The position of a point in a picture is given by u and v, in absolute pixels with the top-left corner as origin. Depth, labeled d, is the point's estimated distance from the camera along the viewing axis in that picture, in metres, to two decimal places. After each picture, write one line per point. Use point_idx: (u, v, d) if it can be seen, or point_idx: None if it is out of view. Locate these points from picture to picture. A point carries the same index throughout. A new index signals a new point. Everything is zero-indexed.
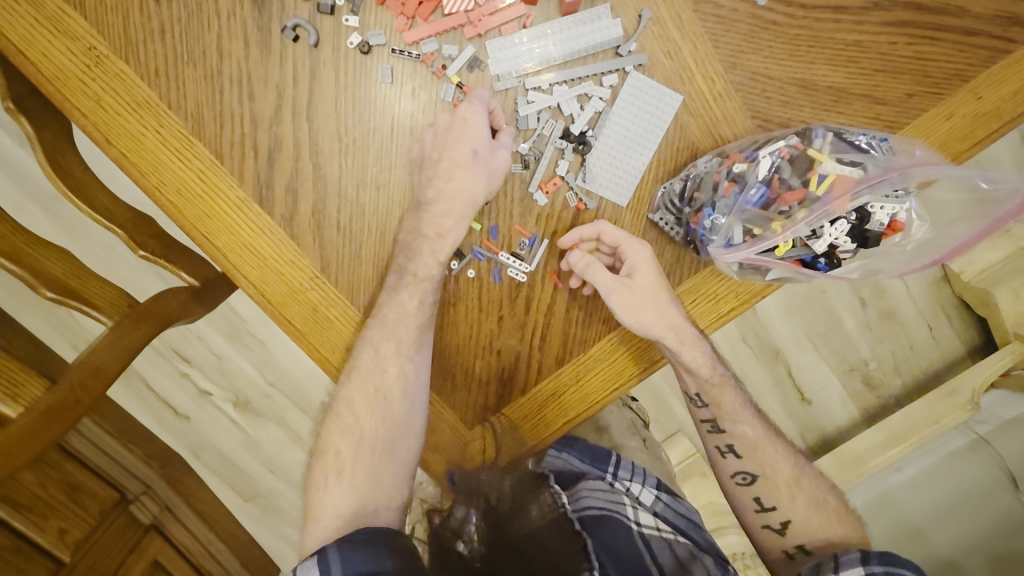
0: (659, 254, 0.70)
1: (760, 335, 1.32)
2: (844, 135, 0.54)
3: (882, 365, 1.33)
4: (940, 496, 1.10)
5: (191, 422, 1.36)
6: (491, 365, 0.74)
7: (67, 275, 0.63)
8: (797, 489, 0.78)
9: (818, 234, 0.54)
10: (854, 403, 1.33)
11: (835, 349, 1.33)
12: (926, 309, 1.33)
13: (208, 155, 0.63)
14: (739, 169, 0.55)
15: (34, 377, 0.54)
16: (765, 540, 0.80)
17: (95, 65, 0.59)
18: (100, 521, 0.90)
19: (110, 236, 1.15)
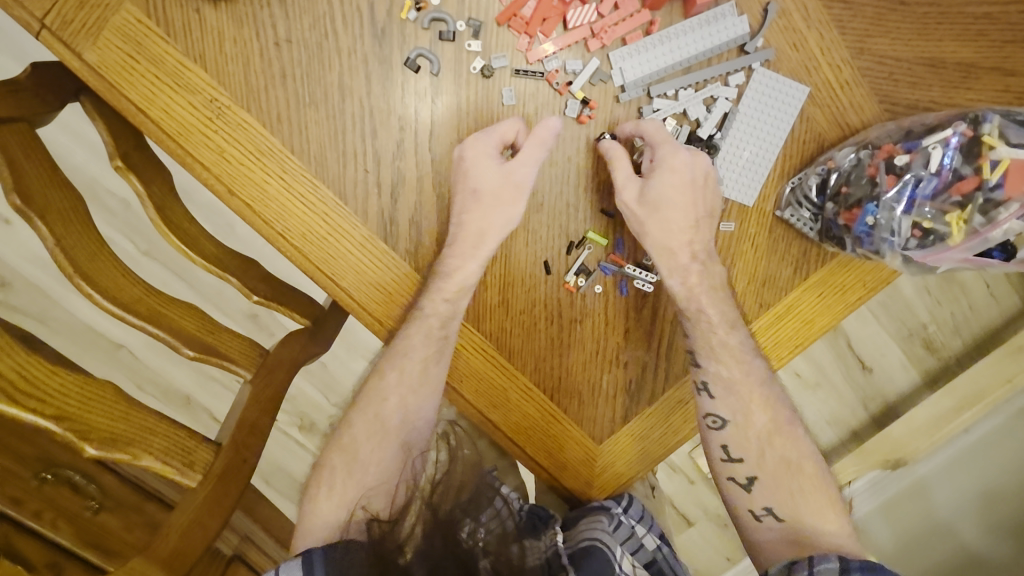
0: (787, 250, 0.67)
1: None
2: (1013, 117, 0.56)
3: (943, 328, 1.31)
4: (970, 484, 1.20)
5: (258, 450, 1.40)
6: (618, 379, 0.73)
7: (201, 331, 0.62)
8: (766, 446, 0.70)
9: (994, 222, 0.56)
10: (916, 366, 1.31)
11: (896, 317, 1.31)
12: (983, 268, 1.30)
13: (332, 197, 0.61)
14: (901, 161, 0.58)
15: (202, 442, 0.53)
16: (729, 495, 0.72)
17: (217, 117, 0.57)
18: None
19: (172, 273, 1.16)
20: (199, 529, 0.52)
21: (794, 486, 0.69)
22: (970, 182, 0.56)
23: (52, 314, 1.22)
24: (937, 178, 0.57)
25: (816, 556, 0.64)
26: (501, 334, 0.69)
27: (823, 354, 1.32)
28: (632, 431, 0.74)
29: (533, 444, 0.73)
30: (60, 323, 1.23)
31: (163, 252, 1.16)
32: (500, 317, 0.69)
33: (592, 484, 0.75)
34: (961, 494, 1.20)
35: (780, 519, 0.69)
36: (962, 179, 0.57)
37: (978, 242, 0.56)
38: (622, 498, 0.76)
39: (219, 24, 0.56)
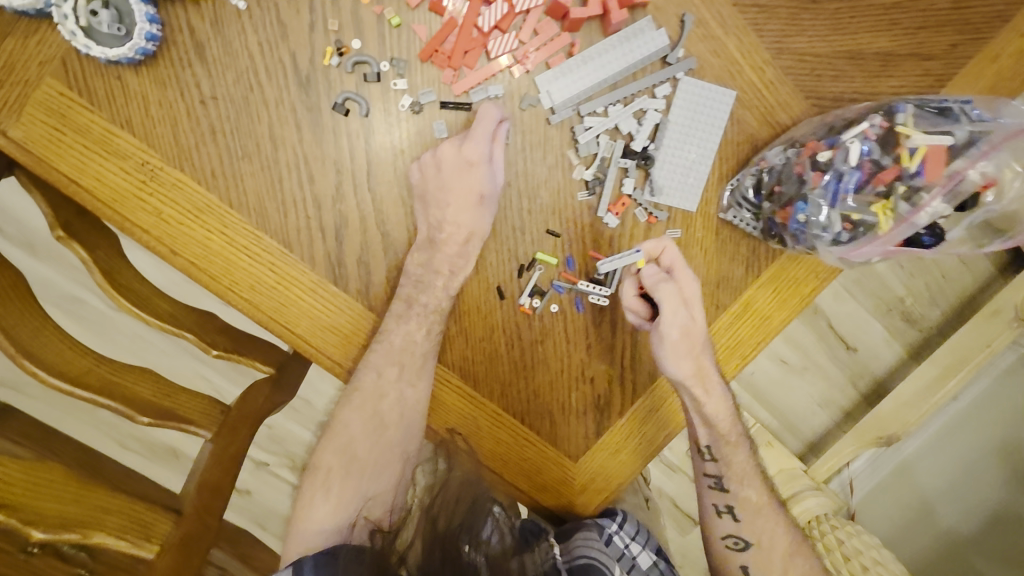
0: (736, 250, 0.69)
1: None
2: (926, 106, 0.56)
3: (919, 300, 1.33)
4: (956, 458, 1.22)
5: (251, 496, 1.49)
6: (587, 395, 0.73)
7: (157, 395, 0.61)
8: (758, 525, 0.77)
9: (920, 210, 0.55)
10: (898, 340, 1.34)
11: (872, 294, 1.33)
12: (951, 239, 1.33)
13: (276, 246, 0.61)
14: (824, 157, 0.59)
15: (161, 515, 0.52)
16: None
17: (151, 179, 0.57)
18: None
19: (142, 329, 1.16)
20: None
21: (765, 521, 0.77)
22: (889, 170, 0.56)
23: (24, 383, 1.21)
24: (858, 168, 0.57)
25: None
26: (463, 361, 0.69)
27: (805, 338, 1.35)
28: (607, 445, 0.75)
29: (510, 467, 0.74)
30: (33, 390, 1.21)
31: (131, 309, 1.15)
32: (461, 346, 0.69)
33: (575, 502, 0.76)
34: (950, 470, 1.22)
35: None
36: (883, 169, 0.57)
37: (905, 227, 0.56)
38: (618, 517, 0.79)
39: (142, 88, 0.56)
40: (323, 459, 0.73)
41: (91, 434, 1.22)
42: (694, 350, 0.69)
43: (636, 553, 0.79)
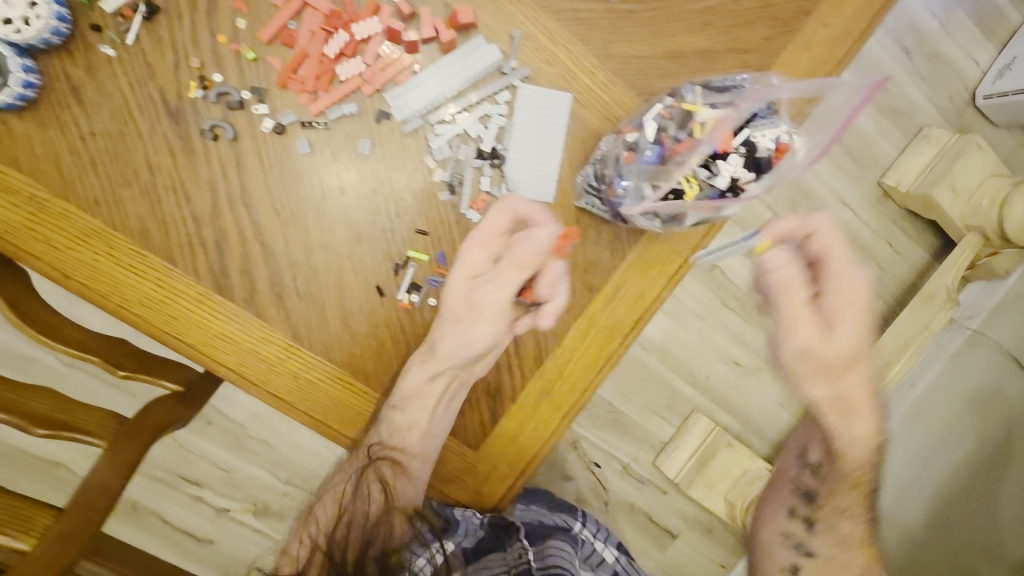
0: (599, 235, 0.76)
1: (741, 298, 1.57)
2: (708, 85, 0.65)
3: None
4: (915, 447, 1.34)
5: (215, 543, 1.52)
6: (478, 383, 0.78)
7: (54, 410, 0.65)
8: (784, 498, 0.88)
9: (715, 171, 0.62)
10: None
11: None
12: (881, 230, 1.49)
13: (161, 262, 0.67)
14: (631, 139, 0.65)
15: (40, 509, 0.57)
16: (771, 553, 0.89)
17: (39, 210, 0.63)
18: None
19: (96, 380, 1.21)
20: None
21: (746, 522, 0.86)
22: (678, 143, 0.63)
23: None
24: (654, 148, 0.63)
25: None
26: (353, 361, 0.74)
27: (756, 339, 1.59)
28: (503, 431, 0.79)
29: None
30: None
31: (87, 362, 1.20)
32: (349, 346, 0.73)
33: (484, 489, 0.80)
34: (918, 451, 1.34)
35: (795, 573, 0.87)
36: (679, 141, 0.63)
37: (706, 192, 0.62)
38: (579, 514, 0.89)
39: (26, 129, 0.63)
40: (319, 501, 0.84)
41: (43, 490, 1.23)
42: (796, 310, 0.69)
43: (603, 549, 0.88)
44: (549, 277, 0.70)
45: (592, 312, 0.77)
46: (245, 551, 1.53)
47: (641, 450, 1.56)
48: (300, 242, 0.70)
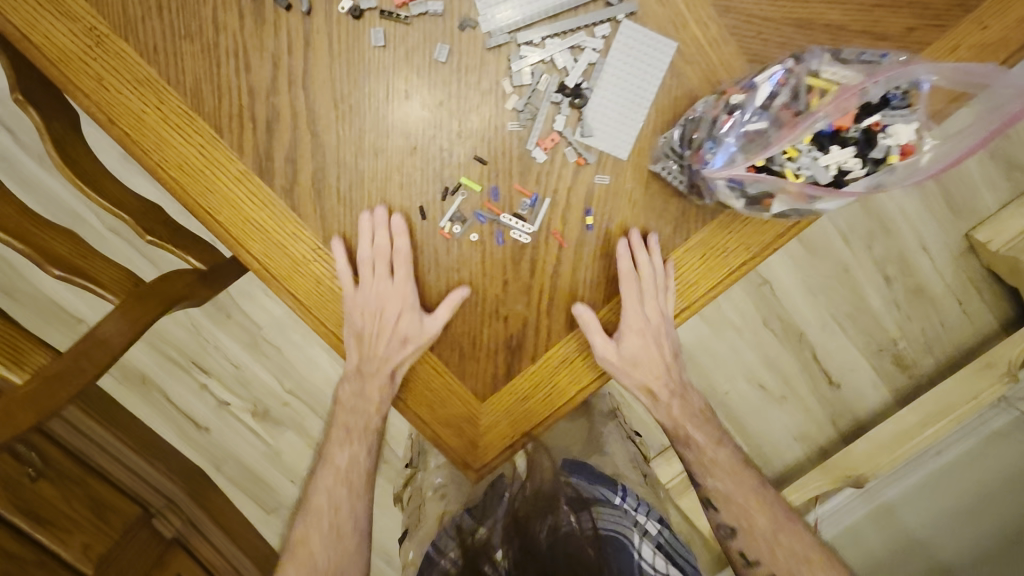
0: (666, 209, 0.70)
1: (784, 320, 1.48)
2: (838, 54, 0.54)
3: (913, 345, 1.48)
4: (937, 506, 1.28)
5: (211, 434, 1.49)
6: (500, 334, 0.74)
7: (72, 253, 0.63)
8: (777, 541, 0.78)
9: (823, 149, 0.52)
10: (886, 382, 1.48)
11: (863, 329, 1.48)
12: (954, 284, 1.46)
13: (207, 129, 0.63)
14: (735, 99, 0.55)
15: (37, 346, 0.55)
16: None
17: (97, 46, 0.60)
18: (124, 535, 1.02)
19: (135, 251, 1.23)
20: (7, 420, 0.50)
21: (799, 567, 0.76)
22: (792, 125, 0.52)
23: (18, 286, 1.24)
24: (767, 120, 0.52)
25: None
26: (377, 278, 0.70)
27: (788, 366, 1.50)
28: (515, 390, 0.75)
29: (419, 400, 0.75)
30: (26, 296, 1.24)
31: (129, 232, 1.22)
32: None
33: (479, 445, 0.76)
34: (932, 517, 1.28)
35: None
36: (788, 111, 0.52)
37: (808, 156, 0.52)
38: (621, 489, 0.91)
39: None
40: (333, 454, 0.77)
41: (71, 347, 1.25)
42: None
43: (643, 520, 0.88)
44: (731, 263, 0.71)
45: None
46: (242, 450, 1.49)
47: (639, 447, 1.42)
48: (352, 140, 0.65)
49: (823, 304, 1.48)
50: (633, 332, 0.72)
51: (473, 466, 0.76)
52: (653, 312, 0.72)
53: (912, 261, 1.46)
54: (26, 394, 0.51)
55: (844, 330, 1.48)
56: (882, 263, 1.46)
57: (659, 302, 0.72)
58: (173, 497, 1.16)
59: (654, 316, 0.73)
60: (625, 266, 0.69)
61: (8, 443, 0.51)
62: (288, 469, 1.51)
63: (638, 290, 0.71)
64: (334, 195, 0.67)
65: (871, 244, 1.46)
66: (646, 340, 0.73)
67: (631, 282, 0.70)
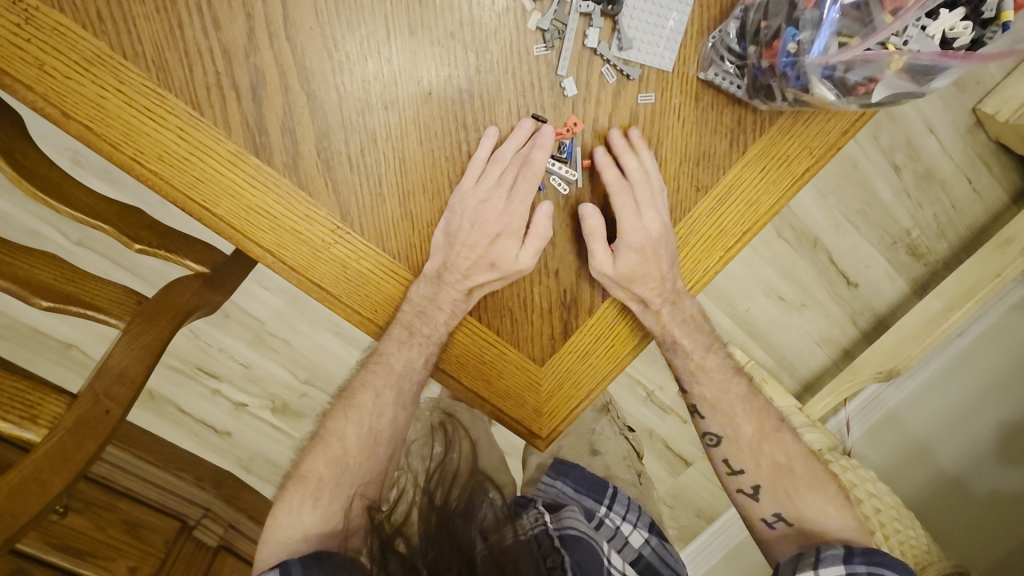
0: (719, 120, 0.62)
1: (798, 228, 1.40)
2: None
3: (926, 232, 1.43)
4: (945, 402, 1.26)
5: (233, 437, 1.36)
6: (552, 291, 0.67)
7: (59, 280, 0.55)
8: (761, 451, 0.72)
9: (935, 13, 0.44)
10: (901, 273, 1.43)
11: (877, 224, 1.41)
12: (963, 164, 1.42)
13: (183, 107, 0.53)
14: None
15: (50, 396, 0.50)
16: (742, 508, 0.73)
17: (26, 22, 0.49)
18: (168, 552, 0.90)
19: (110, 263, 1.07)
20: (39, 485, 0.46)
21: (793, 487, 0.71)
22: None
23: None
24: None
25: (823, 545, 0.66)
26: (409, 251, 0.63)
27: (805, 274, 1.42)
28: (573, 348, 0.69)
29: (472, 376, 0.68)
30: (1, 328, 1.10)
31: (98, 239, 1.06)
32: (406, 232, 0.62)
33: (544, 412, 0.70)
34: (937, 414, 1.26)
35: (790, 524, 0.71)
36: None
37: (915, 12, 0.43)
38: (607, 496, 0.88)
39: None
40: (314, 465, 0.69)
41: (64, 375, 1.13)
42: None
43: (626, 531, 0.85)
44: (725, 120, 0.62)
45: (695, 213, 0.65)
46: (264, 448, 1.38)
47: (667, 378, 1.36)
48: (355, 95, 0.56)
49: (834, 204, 1.40)
50: (630, 248, 0.64)
51: (540, 435, 0.70)
52: (654, 223, 0.64)
53: (920, 144, 1.40)
54: (51, 451, 0.48)
55: (857, 228, 1.41)
56: (890, 152, 1.39)
57: (658, 210, 0.63)
58: (210, 505, 1.01)
59: (653, 227, 0.64)
60: (632, 168, 0.61)
61: (50, 507, 0.47)
62: None
63: (632, 200, 0.62)
64: (344, 163, 0.58)
65: (878, 133, 1.39)
66: (645, 256, 0.65)
67: (643, 185, 0.62)
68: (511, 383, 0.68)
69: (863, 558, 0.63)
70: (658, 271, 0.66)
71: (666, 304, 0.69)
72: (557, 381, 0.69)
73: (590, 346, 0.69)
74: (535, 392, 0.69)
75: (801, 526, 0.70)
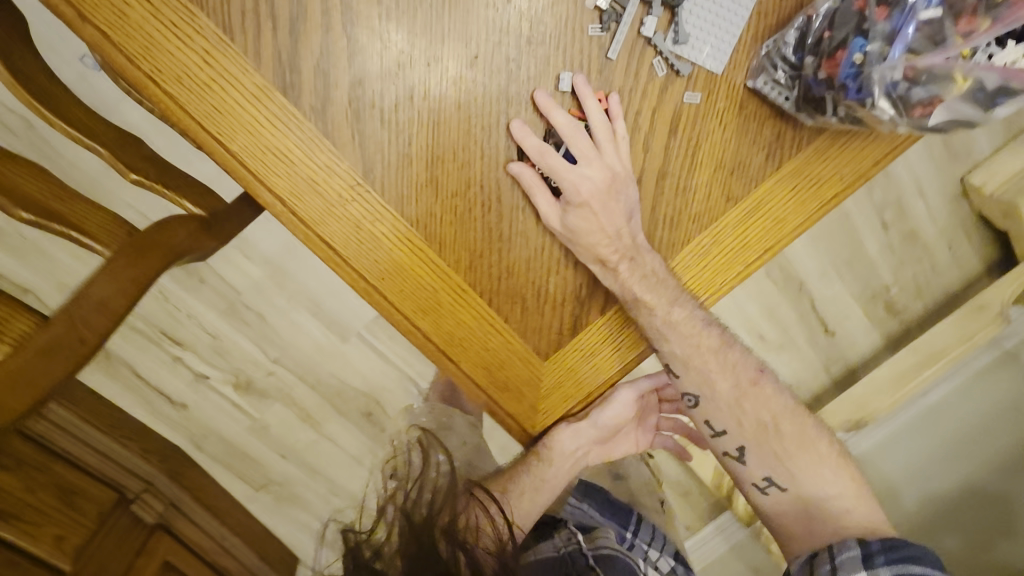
0: (759, 131, 0.61)
1: (786, 269, 1.41)
2: None
3: (905, 291, 1.46)
4: (911, 455, 1.27)
5: (189, 410, 1.29)
6: (567, 284, 0.65)
7: (46, 195, 0.49)
8: (741, 410, 0.69)
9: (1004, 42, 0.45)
10: (876, 328, 1.46)
11: (861, 277, 1.44)
12: (946, 230, 1.46)
13: (213, 30, 0.50)
14: None
15: (21, 312, 0.44)
16: (732, 472, 0.73)
17: None
18: (100, 524, 0.81)
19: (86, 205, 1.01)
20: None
21: (781, 449, 0.70)
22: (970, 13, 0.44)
23: None
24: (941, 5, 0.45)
25: (837, 546, 0.67)
26: (427, 221, 0.59)
27: (787, 314, 1.43)
28: (577, 347, 0.66)
29: (471, 363, 0.64)
30: None
31: (77, 179, 1.00)
32: (427, 200, 0.59)
33: (539, 408, 0.67)
34: (903, 466, 1.27)
35: (784, 488, 0.70)
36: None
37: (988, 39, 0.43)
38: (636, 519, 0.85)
39: None
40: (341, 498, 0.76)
41: None
42: None
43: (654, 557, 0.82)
44: (765, 131, 0.61)
45: (722, 223, 0.63)
46: (219, 424, 1.30)
47: None
48: (398, 46, 0.54)
49: (822, 251, 1.42)
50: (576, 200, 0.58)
51: (531, 433, 0.68)
52: (599, 171, 0.58)
53: (910, 205, 1.44)
54: (11, 373, 0.42)
55: (841, 277, 1.44)
56: (880, 209, 1.43)
57: (602, 157, 0.58)
58: (151, 480, 0.96)
59: (600, 175, 0.58)
60: (561, 120, 0.56)
61: None
62: (276, 443, 1.34)
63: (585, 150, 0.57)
64: (375, 116, 0.55)
65: (871, 189, 1.42)
66: (597, 213, 0.59)
67: (580, 136, 0.57)
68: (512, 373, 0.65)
69: (885, 558, 0.64)
70: (612, 226, 0.60)
71: (626, 260, 0.62)
72: (559, 378, 0.67)
73: (597, 346, 0.67)
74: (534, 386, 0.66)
75: (795, 490, 0.70)
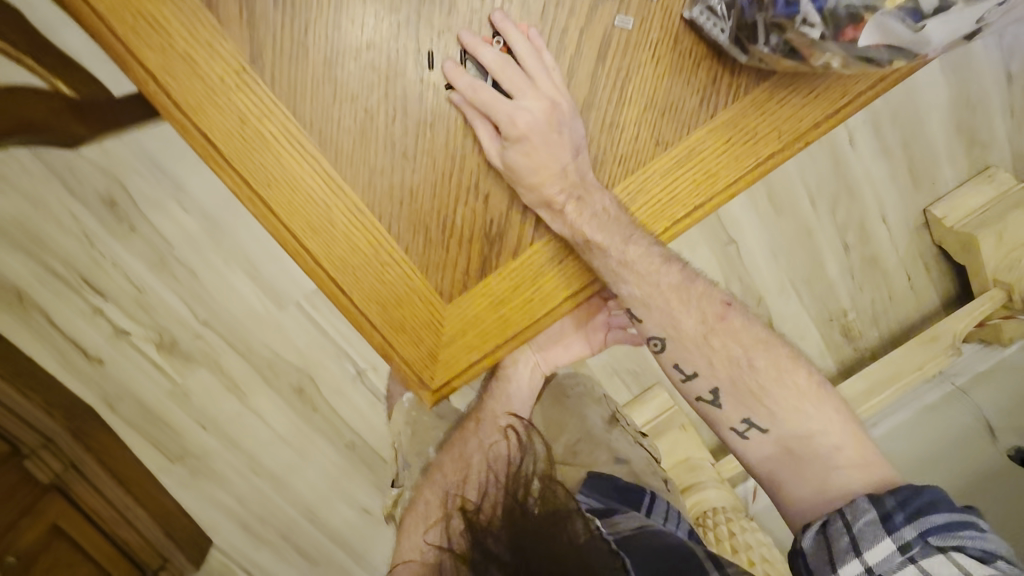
0: (693, 71, 0.57)
1: (745, 281, 1.34)
2: None
3: (862, 317, 1.43)
4: None
5: (105, 367, 1.08)
6: (477, 218, 0.59)
7: None
8: (710, 348, 0.61)
9: None
10: (832, 352, 1.42)
11: (819, 299, 1.40)
12: (907, 261, 1.42)
13: None
14: None
15: None
16: (705, 416, 0.64)
17: None
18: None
19: None
20: None
21: (757, 387, 0.61)
22: None
23: None
24: None
25: (848, 510, 0.54)
26: (324, 125, 0.54)
27: None
28: (487, 292, 0.60)
29: (364, 296, 0.58)
30: None
31: None
32: (322, 102, 0.53)
33: (438, 358, 0.61)
34: None
35: (765, 430, 0.61)
36: None
37: None
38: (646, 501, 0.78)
39: None
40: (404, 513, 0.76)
41: None
42: None
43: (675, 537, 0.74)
44: (700, 73, 0.57)
45: (649, 171, 0.59)
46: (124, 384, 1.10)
47: None
48: None
49: (783, 266, 1.36)
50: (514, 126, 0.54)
51: (430, 387, 0.61)
52: (537, 100, 0.54)
53: None
54: None
55: (800, 296, 1.38)
56: (843, 230, 1.36)
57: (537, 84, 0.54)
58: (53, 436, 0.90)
59: (538, 104, 0.54)
60: (488, 57, 0.53)
61: None
62: (200, 413, 1.14)
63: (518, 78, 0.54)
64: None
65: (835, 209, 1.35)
66: (538, 146, 0.55)
67: (510, 68, 0.54)
68: (411, 312, 0.59)
69: (905, 514, 0.51)
70: (557, 161, 0.56)
71: (573, 200, 0.57)
72: (463, 327, 0.60)
73: (508, 295, 0.60)
74: (435, 330, 0.60)
75: (779, 432, 0.60)
